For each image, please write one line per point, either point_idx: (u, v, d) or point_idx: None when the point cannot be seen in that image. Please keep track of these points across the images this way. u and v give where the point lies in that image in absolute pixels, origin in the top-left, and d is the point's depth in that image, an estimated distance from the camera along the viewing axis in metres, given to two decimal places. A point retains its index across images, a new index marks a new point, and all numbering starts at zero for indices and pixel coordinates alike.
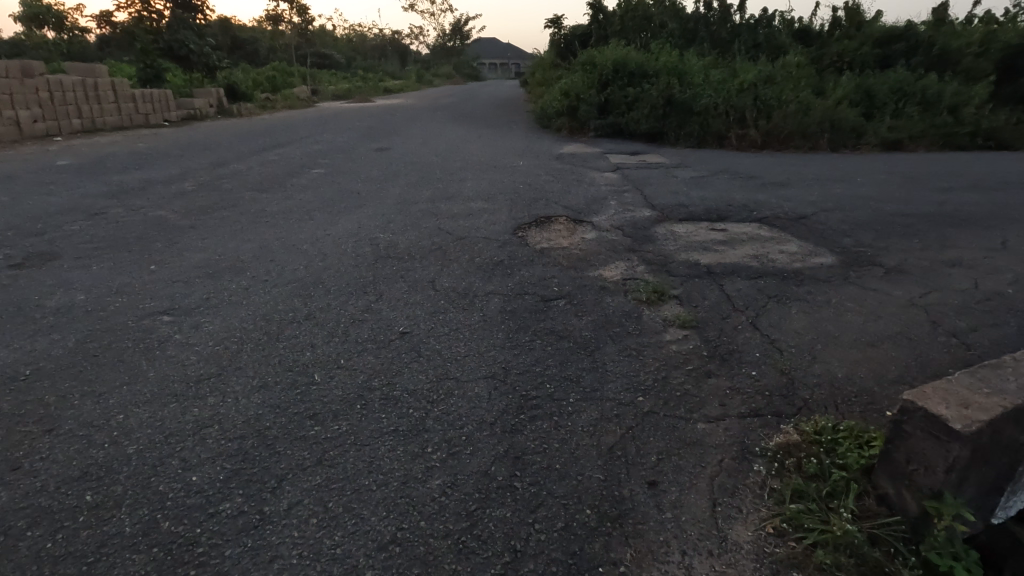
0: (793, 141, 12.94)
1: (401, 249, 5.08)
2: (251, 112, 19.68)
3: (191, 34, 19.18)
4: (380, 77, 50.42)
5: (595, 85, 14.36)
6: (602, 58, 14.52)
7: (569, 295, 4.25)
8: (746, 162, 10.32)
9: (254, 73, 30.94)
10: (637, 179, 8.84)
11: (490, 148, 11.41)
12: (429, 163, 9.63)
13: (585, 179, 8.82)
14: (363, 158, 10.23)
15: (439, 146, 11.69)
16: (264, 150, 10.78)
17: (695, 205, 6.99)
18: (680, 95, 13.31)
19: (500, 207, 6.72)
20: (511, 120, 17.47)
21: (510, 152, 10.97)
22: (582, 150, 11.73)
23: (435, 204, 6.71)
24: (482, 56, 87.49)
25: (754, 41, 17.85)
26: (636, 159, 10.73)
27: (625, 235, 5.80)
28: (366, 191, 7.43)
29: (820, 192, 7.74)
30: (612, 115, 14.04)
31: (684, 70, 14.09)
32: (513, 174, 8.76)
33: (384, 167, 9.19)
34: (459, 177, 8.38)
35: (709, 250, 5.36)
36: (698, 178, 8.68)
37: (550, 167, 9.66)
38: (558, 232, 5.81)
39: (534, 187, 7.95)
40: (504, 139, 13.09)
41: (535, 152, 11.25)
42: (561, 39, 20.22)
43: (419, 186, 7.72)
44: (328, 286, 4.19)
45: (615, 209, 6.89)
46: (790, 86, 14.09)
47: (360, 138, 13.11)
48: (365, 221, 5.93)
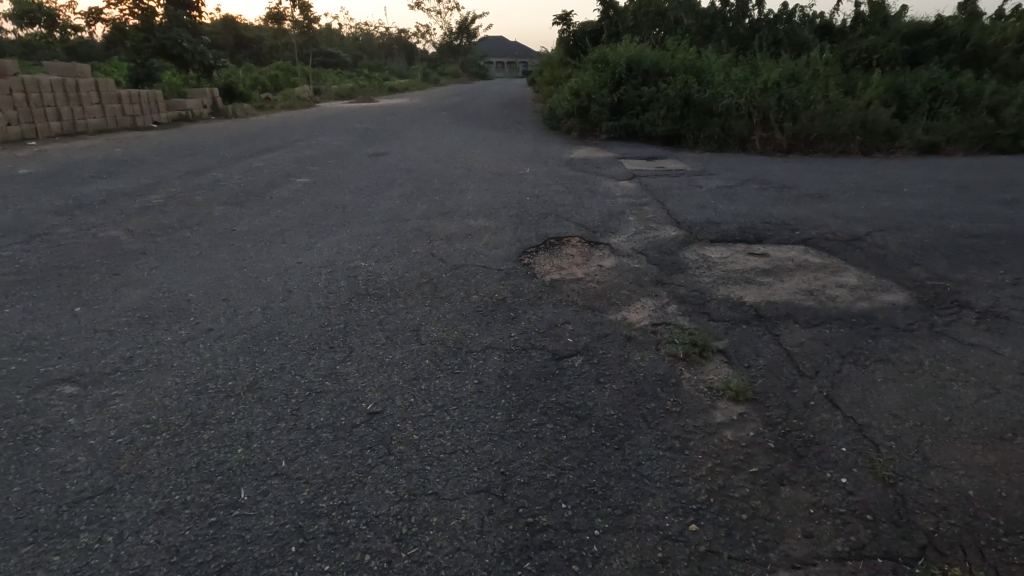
0: (822, 144, 12.01)
1: (383, 283, 4.25)
2: (247, 113, 18.95)
3: (185, 31, 18.42)
4: (385, 77, 49.59)
5: (607, 84, 13.45)
6: (615, 55, 13.63)
7: (587, 349, 3.40)
8: (774, 168, 9.45)
9: (255, 73, 30.20)
10: (656, 189, 7.98)
11: (494, 153, 10.59)
12: (426, 171, 8.83)
13: (598, 188, 7.98)
14: (355, 164, 9.43)
15: (440, 151, 10.90)
16: (250, 156, 10.03)
17: (726, 222, 6.14)
18: (699, 94, 12.42)
19: (504, 225, 5.89)
20: (518, 121, 16.61)
21: (516, 158, 10.13)
22: (593, 155, 10.90)
23: (428, 223, 5.87)
24: (489, 55, 86.66)
25: (775, 37, 16.86)
26: (652, 165, 9.87)
27: (649, 262, 4.96)
28: (353, 204, 6.62)
29: (867, 206, 6.84)
30: (626, 116, 13.15)
31: (703, 68, 13.17)
32: (518, 184, 7.93)
33: (377, 176, 8.40)
34: (459, 188, 7.55)
35: (751, 282, 4.51)
36: (725, 188, 7.80)
37: (559, 175, 8.81)
38: (570, 259, 4.97)
39: (542, 199, 7.12)
40: (510, 142, 12.24)
41: (543, 157, 10.43)
42: (570, 36, 19.29)
43: (413, 199, 6.89)
44: (287, 339, 3.37)
45: (634, 227, 6.05)
46: (817, 85, 13.15)
47: (358, 141, 12.36)
48: (345, 245, 5.10)
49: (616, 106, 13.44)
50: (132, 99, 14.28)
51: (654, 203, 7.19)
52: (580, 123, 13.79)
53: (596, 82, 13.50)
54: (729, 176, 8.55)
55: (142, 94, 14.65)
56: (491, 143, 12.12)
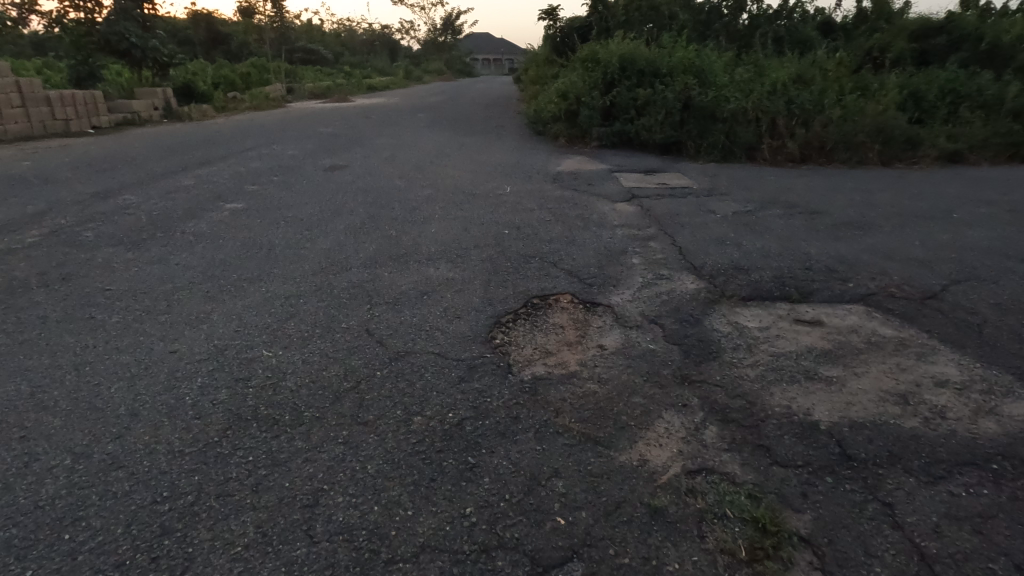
0: (836, 154, 10.81)
1: (286, 393, 2.90)
2: (204, 116, 17.38)
3: (134, 25, 16.72)
4: (365, 74, 47.89)
5: (598, 85, 12.13)
6: (606, 53, 12.31)
7: (588, 549, 2.07)
8: (791, 185, 8.25)
9: (223, 70, 28.50)
10: (660, 214, 6.71)
11: (468, 167, 9.25)
12: (386, 191, 7.48)
13: (591, 214, 6.69)
14: (305, 181, 8.04)
15: (408, 162, 9.55)
16: (183, 170, 8.60)
17: (756, 267, 4.86)
18: (700, 97, 11.16)
19: (474, 277, 4.55)
20: (500, 125, 15.26)
21: (494, 173, 8.80)
22: (582, 167, 9.64)
23: (372, 275, 4.50)
24: (474, 51, 85.05)
25: (775, 34, 15.65)
26: (652, 181, 8.60)
27: (667, 338, 3.64)
28: (284, 243, 5.24)
29: (921, 239, 5.59)
30: (619, 122, 11.85)
31: (704, 67, 11.88)
32: (495, 209, 6.60)
33: (325, 198, 7.02)
34: (422, 217, 6.19)
35: (812, 377, 3.22)
36: (742, 215, 6.55)
37: (545, 195, 7.49)
38: (560, 336, 3.63)
39: (525, 232, 5.80)
40: (490, 152, 10.90)
41: (526, 171, 9.12)
42: (557, 33, 17.90)
43: (362, 234, 5.53)
44: (86, 541, 2.01)
45: (640, 275, 4.76)
46: (828, 86, 11.93)
47: (318, 150, 11.00)
48: (248, 317, 3.73)
49: (608, 110, 12.15)
50: (65, 101, 12.75)
51: (661, 235, 5.89)
52: (569, 129, 12.46)
53: (586, 83, 12.15)
54: (742, 198, 7.30)
55: (78, 96, 13.08)
56: (467, 152, 10.80)
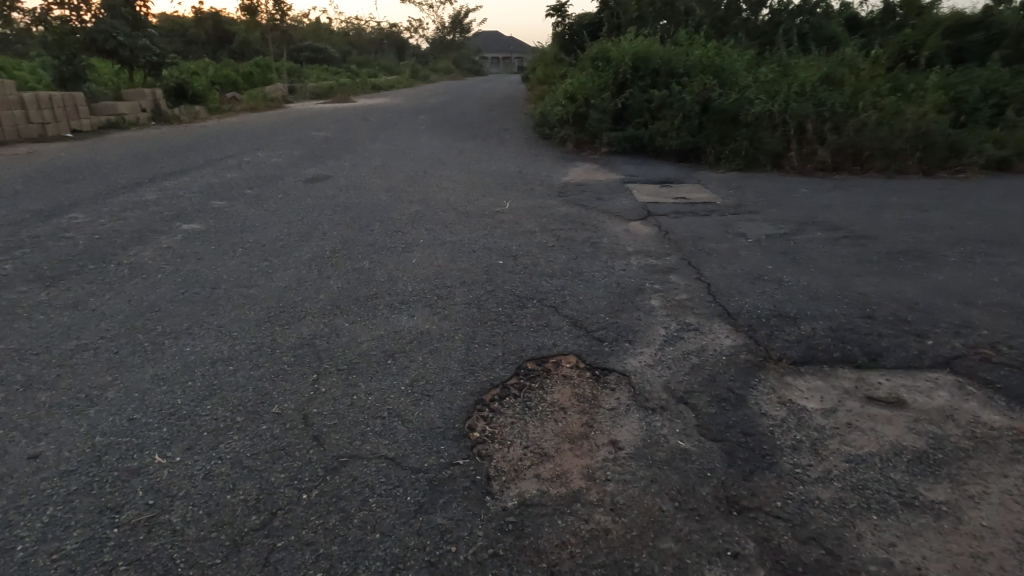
0: (872, 162, 9.82)
1: (169, 536, 2.06)
2: (196, 118, 16.65)
3: (123, 23, 16.00)
4: (371, 73, 47.16)
5: (609, 87, 11.20)
6: (618, 51, 11.39)
7: None
8: (827, 200, 7.29)
9: (225, 70, 27.86)
10: (681, 237, 5.79)
11: (466, 178, 8.38)
12: (368, 208, 6.61)
13: (601, 237, 5.80)
14: (280, 195, 7.19)
15: (399, 172, 8.70)
16: (150, 182, 7.80)
17: (806, 313, 3.95)
18: (720, 99, 10.22)
19: (455, 329, 3.68)
20: (505, 128, 14.38)
21: (493, 185, 7.91)
22: (592, 177, 8.73)
23: (329, 327, 3.63)
24: (484, 50, 84.29)
25: (799, 30, 14.61)
26: (669, 195, 7.68)
27: (702, 430, 2.74)
28: (235, 278, 4.40)
29: (1001, 274, 4.64)
30: (631, 126, 10.93)
31: (725, 65, 10.91)
32: (489, 232, 5.72)
33: (298, 217, 6.17)
34: (404, 242, 5.32)
35: (909, 501, 2.31)
36: (778, 239, 5.62)
37: (548, 214, 6.60)
38: (561, 426, 2.74)
39: (523, 262, 4.91)
40: (491, 159, 10.03)
41: (528, 182, 8.24)
42: (565, 30, 16.95)
43: (329, 266, 4.67)
44: None
45: (662, 325, 3.87)
46: (860, 86, 10.93)
47: (305, 157, 10.18)
48: (152, 396, 2.87)
49: (619, 113, 11.23)
50: (42, 103, 12.04)
51: (684, 267, 4.98)
52: (576, 133, 11.54)
53: (596, 84, 11.24)
54: (775, 217, 6.36)
55: (57, 98, 12.35)
56: (466, 160, 9.92)
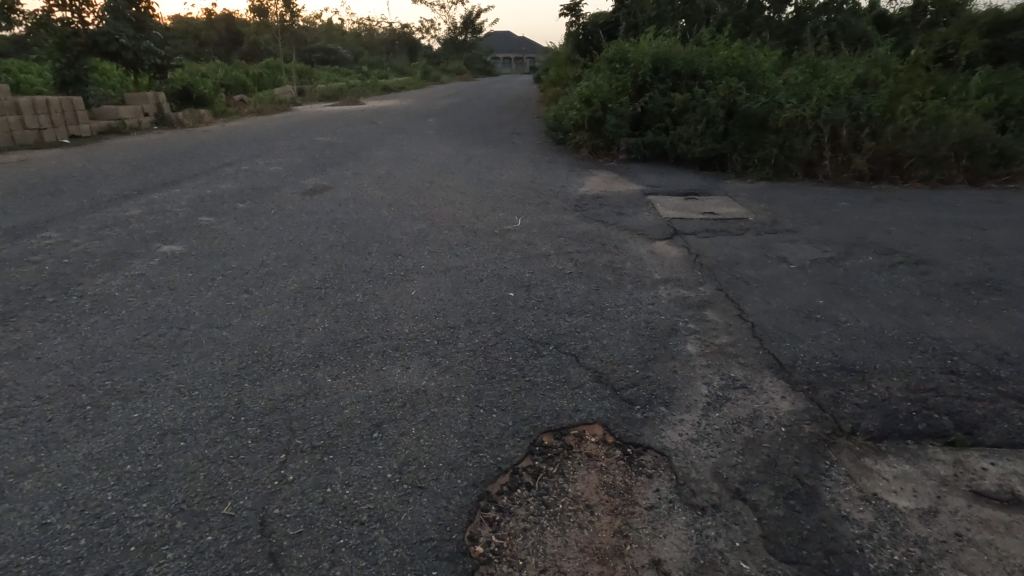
0: (913, 171, 9.10)
1: None
2: (200, 122, 16.24)
3: (126, 25, 15.63)
4: (383, 73, 46.84)
5: (627, 89, 10.56)
6: (637, 52, 10.76)
7: None
8: (872, 215, 6.64)
9: (234, 72, 27.56)
10: (714, 261, 5.17)
11: (474, 189, 7.80)
12: (367, 224, 6.04)
13: (624, 261, 5.20)
14: (274, 210, 6.66)
15: (404, 183, 8.15)
16: (138, 194, 7.29)
17: (874, 366, 3.32)
18: (748, 102, 9.56)
19: (458, 385, 3.10)
20: (516, 132, 13.80)
21: (504, 198, 7.32)
22: (610, 188, 8.12)
23: (309, 383, 3.07)
24: (496, 50, 83.81)
25: (827, 29, 13.84)
26: (695, 209, 7.05)
27: (770, 545, 2.15)
28: (209, 315, 3.87)
29: None
30: (651, 131, 10.29)
31: (752, 67, 10.23)
32: (499, 256, 5.15)
33: (289, 236, 5.63)
34: (403, 269, 4.76)
35: None
36: (824, 265, 4.98)
37: (563, 232, 6.01)
38: (587, 537, 2.16)
39: (538, 294, 4.33)
40: (502, 167, 9.46)
41: (542, 194, 7.64)
42: (579, 29, 16.32)
43: (316, 300, 4.11)
44: None
45: (703, 380, 3.26)
46: (897, 88, 10.20)
47: (307, 165, 9.67)
48: (81, 485, 2.33)
49: (638, 118, 10.59)
50: (38, 108, 11.66)
51: (721, 299, 4.36)
52: (592, 139, 10.92)
53: (614, 86, 10.60)
54: (818, 237, 5.72)
55: (54, 102, 11.97)
56: (476, 169, 9.32)
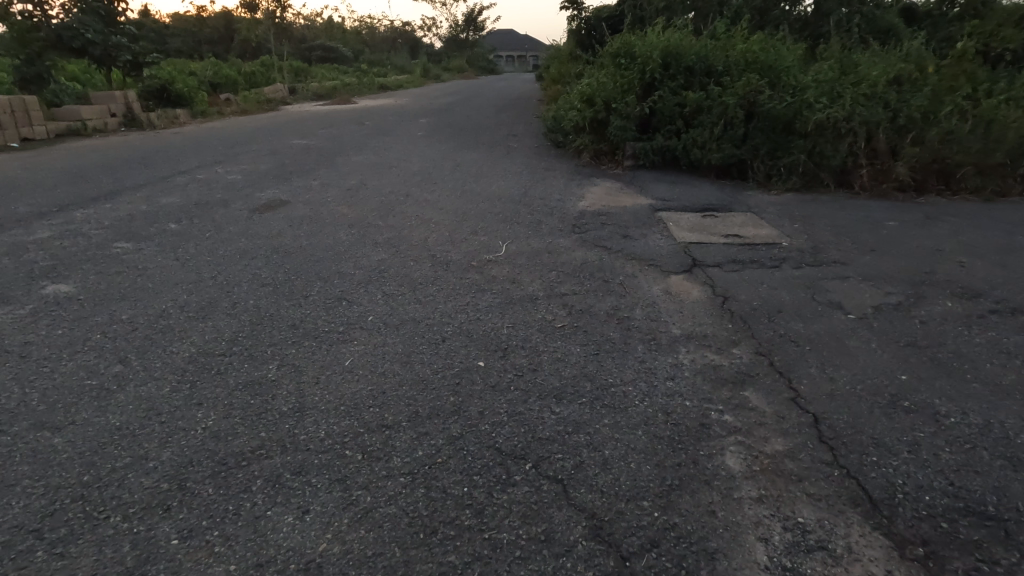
0: (963, 181, 7.93)
1: None
2: (174, 123, 15.16)
3: (95, 19, 14.59)
4: (382, 72, 45.74)
5: (634, 87, 9.41)
6: (645, 45, 9.60)
7: None
8: (932, 238, 5.50)
9: (224, 70, 26.55)
10: (747, 307, 4.04)
11: (455, 204, 6.69)
12: (314, 254, 4.93)
13: (632, 307, 4.08)
14: (209, 232, 5.56)
15: (376, 196, 7.03)
16: (59, 211, 6.21)
17: (1016, 509, 2.20)
18: (772, 102, 8.40)
19: (379, 552, 1.99)
20: (512, 135, 12.69)
21: (489, 216, 6.20)
22: (615, 203, 7.01)
23: (139, 552, 1.96)
24: (498, 48, 82.68)
25: (853, 20, 12.62)
26: (716, 231, 5.91)
27: None
28: (52, 404, 2.77)
29: None
30: (660, 135, 9.14)
31: (776, 62, 9.06)
32: (473, 301, 4.03)
33: (213, 270, 4.53)
34: (343, 323, 3.65)
35: None
36: (894, 316, 3.85)
37: (556, 263, 4.90)
38: None
39: (518, 365, 3.21)
40: (491, 176, 8.34)
41: (534, 210, 6.53)
42: (582, 24, 15.17)
43: (211, 378, 3.01)
44: None
45: (757, 533, 2.14)
46: (940, 85, 9.01)
47: (272, 173, 8.55)
48: None
49: (646, 119, 9.43)
50: None
51: (765, 371, 3.24)
52: (595, 143, 9.77)
53: (619, 84, 9.44)
54: (876, 272, 4.57)
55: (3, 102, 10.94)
56: (462, 178, 8.19)
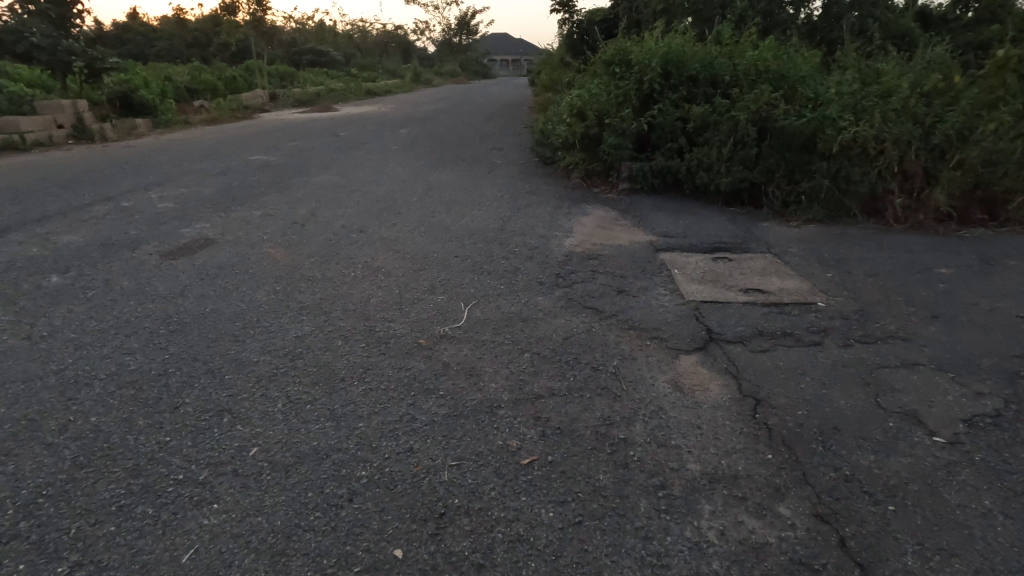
0: (1011, 210, 6.86)
1: None
2: (131, 135, 13.98)
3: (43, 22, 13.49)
4: (373, 77, 44.50)
5: (630, 99, 8.32)
6: (643, 51, 8.51)
7: None
8: (1002, 295, 4.42)
9: (204, 75, 25.46)
10: (789, 420, 2.93)
11: (416, 244, 5.57)
12: (215, 326, 3.79)
13: (630, 417, 2.97)
14: (95, 289, 4.41)
15: (323, 233, 5.90)
16: None
17: None
18: (788, 116, 7.31)
19: None
20: (497, 150, 11.60)
21: (454, 262, 5.09)
22: (607, 242, 5.93)
23: None
24: (493, 53, 82.09)
25: (869, 26, 11.58)
26: (732, 283, 4.82)
27: None
28: None
29: None
30: (660, 154, 8.04)
31: (790, 72, 7.99)
32: (410, 413, 2.91)
33: (67, 357, 3.39)
34: (212, 462, 2.53)
35: None
36: (998, 440, 2.74)
37: (531, 336, 3.80)
38: None
39: (456, 556, 2.10)
40: (466, 204, 7.24)
41: (510, 252, 5.43)
42: (574, 28, 14.19)
43: None
44: None
45: None
46: (978, 97, 7.94)
47: (212, 199, 7.39)
48: None
49: (643, 135, 8.34)
50: None
51: (832, 561, 2.12)
52: (586, 162, 8.68)
53: (613, 96, 8.35)
54: (949, 356, 3.48)
55: None
56: (431, 207, 7.06)
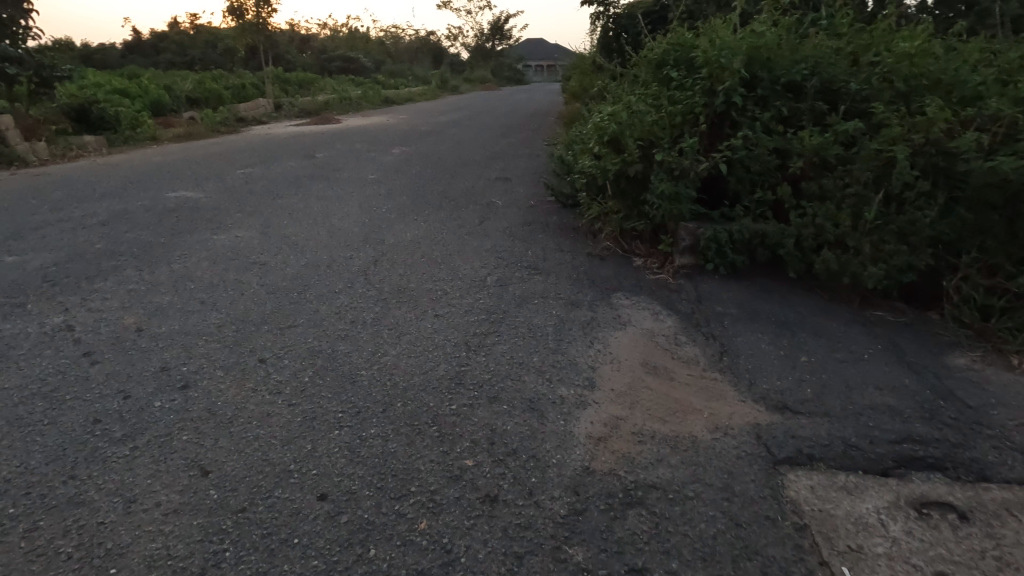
0: None
1: None
2: (66, 156, 11.62)
3: None
4: (398, 83, 42.16)
5: (695, 121, 5.22)
6: (716, 44, 5.40)
7: None
8: None
9: (207, 81, 23.36)
10: None
11: (256, 444, 2.65)
12: None
13: None
14: None
15: (106, 394, 3.06)
16: None
17: None
18: (984, 157, 4.10)
19: None
20: (502, 183, 8.66)
21: (300, 533, 2.17)
22: (663, 428, 2.87)
23: None
24: (529, 58, 79.96)
25: None
26: None
27: None
28: None
29: None
30: (745, 211, 4.93)
31: (964, 81, 4.79)
32: None
33: None
34: None
35: None
36: None
37: None
38: None
39: None
40: (417, 301, 4.32)
41: (450, 481, 2.46)
42: (610, 23, 11.10)
43: None
44: None
45: None
46: None
47: (22, 283, 4.68)
48: None
49: (715, 178, 5.23)
50: None
51: None
52: (622, 215, 5.64)
53: (666, 115, 5.27)
54: None
55: None
56: (354, 310, 4.16)
